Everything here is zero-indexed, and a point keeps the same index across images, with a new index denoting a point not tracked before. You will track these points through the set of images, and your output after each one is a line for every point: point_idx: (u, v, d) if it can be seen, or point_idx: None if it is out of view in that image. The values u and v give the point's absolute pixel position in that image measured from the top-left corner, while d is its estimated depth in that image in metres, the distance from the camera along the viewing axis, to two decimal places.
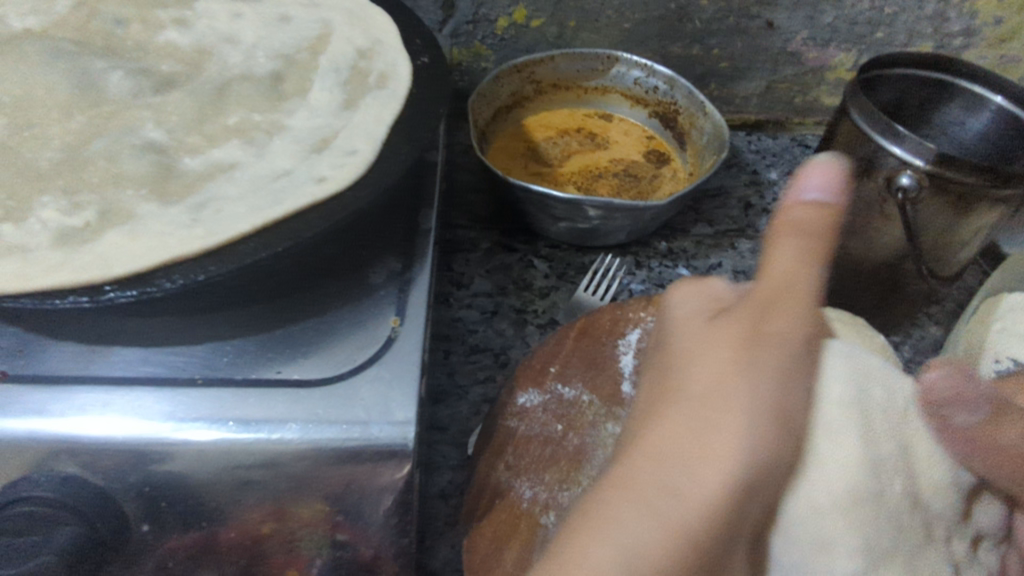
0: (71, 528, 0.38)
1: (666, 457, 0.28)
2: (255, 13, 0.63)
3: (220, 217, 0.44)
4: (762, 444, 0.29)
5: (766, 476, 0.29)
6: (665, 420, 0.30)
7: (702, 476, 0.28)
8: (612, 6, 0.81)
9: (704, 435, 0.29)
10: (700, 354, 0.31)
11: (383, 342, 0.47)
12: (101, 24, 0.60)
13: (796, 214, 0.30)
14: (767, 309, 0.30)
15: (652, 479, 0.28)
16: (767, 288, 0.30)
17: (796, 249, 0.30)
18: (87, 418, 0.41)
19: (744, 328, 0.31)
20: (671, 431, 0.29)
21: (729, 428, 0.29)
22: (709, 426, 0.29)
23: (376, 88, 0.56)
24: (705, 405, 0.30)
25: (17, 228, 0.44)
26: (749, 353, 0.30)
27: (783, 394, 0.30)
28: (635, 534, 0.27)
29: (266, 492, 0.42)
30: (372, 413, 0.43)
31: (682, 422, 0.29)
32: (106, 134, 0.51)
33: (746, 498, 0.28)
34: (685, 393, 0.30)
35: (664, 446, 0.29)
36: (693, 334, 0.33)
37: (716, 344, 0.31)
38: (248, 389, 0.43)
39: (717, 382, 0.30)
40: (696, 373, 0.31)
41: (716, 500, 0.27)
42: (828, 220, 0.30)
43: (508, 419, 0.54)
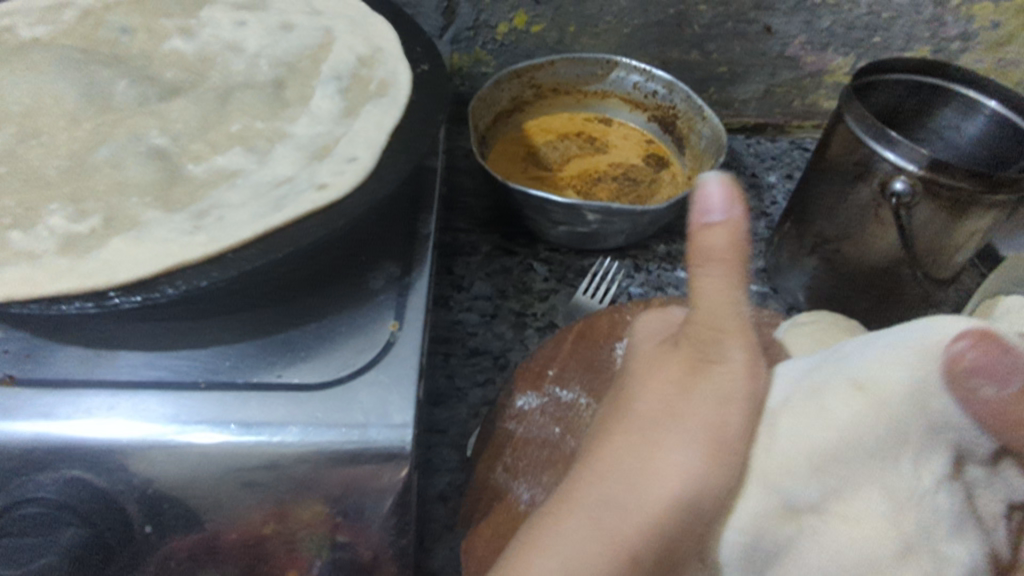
0: (76, 529, 0.39)
1: (611, 472, 0.34)
2: (259, 22, 0.65)
3: (224, 223, 0.45)
4: (706, 472, 0.33)
5: (704, 500, 0.33)
6: (612, 445, 0.35)
7: (646, 488, 0.32)
8: (611, 11, 0.82)
9: (647, 463, 0.33)
10: (653, 378, 0.36)
11: (384, 346, 0.47)
12: (107, 32, 0.62)
13: (706, 239, 0.31)
14: (709, 347, 0.34)
15: (591, 495, 0.33)
16: (703, 317, 0.34)
17: (721, 275, 0.32)
18: (92, 420, 0.42)
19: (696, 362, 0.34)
20: (617, 453, 0.34)
21: (668, 451, 0.33)
22: (650, 456, 0.33)
23: (377, 95, 0.56)
24: (654, 429, 0.34)
25: (24, 234, 0.45)
26: (693, 383, 0.34)
27: (724, 418, 0.34)
28: (573, 545, 0.32)
29: (267, 493, 0.42)
30: (371, 416, 0.43)
31: (625, 455, 0.34)
32: (112, 141, 0.52)
33: (690, 516, 0.33)
34: (634, 419, 0.35)
35: (607, 469, 0.34)
36: (642, 366, 0.37)
37: (659, 372, 0.35)
38: (250, 392, 0.44)
39: (668, 404, 0.34)
40: (642, 402, 0.35)
41: (650, 522, 0.31)
42: (733, 239, 0.31)
43: (507, 422, 0.55)
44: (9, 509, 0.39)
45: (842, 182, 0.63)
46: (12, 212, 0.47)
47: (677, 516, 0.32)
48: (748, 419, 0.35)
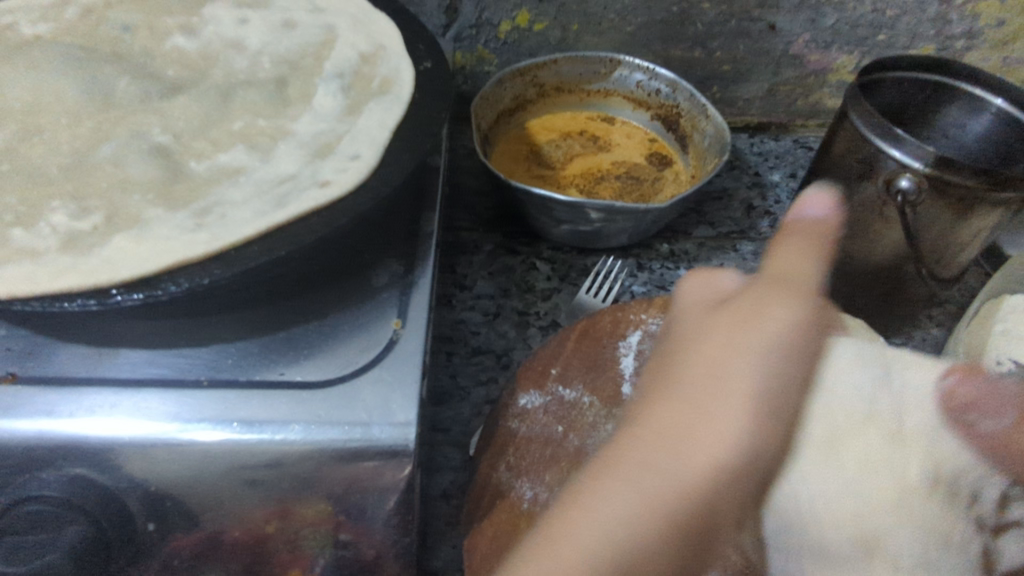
0: (78, 527, 0.38)
1: (656, 437, 0.28)
2: (262, 19, 0.64)
3: (226, 221, 0.45)
4: (762, 427, 0.28)
5: (764, 451, 0.28)
6: (656, 401, 0.29)
7: (692, 448, 0.27)
8: (615, 9, 0.82)
9: (689, 420, 0.28)
10: (695, 342, 0.31)
11: (386, 345, 0.47)
12: (109, 30, 0.61)
13: (796, 219, 0.32)
14: (754, 309, 0.30)
15: (634, 458, 0.27)
16: (772, 275, 0.31)
17: (795, 247, 0.31)
18: (94, 418, 0.41)
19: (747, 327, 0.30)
20: (662, 413, 0.28)
21: (719, 417, 0.28)
22: (698, 414, 0.28)
23: (380, 93, 0.56)
24: (703, 392, 0.29)
25: (26, 232, 0.44)
26: (745, 337, 0.30)
27: (782, 374, 0.29)
28: (614, 509, 0.26)
29: (270, 491, 0.42)
30: (374, 414, 0.43)
31: (669, 405, 0.29)
32: (114, 139, 0.52)
33: (743, 481, 0.27)
34: (676, 377, 0.30)
35: (653, 433, 0.28)
36: (690, 331, 0.32)
37: (711, 335, 0.31)
38: (252, 390, 0.44)
39: (715, 367, 0.29)
40: (690, 360, 0.30)
41: (703, 481, 0.27)
42: (825, 239, 0.32)
43: (510, 420, 0.55)
44: (9, 508, 0.39)
45: (847, 180, 0.62)
46: (14, 210, 0.46)
47: (725, 486, 0.27)
48: (808, 378, 0.30)
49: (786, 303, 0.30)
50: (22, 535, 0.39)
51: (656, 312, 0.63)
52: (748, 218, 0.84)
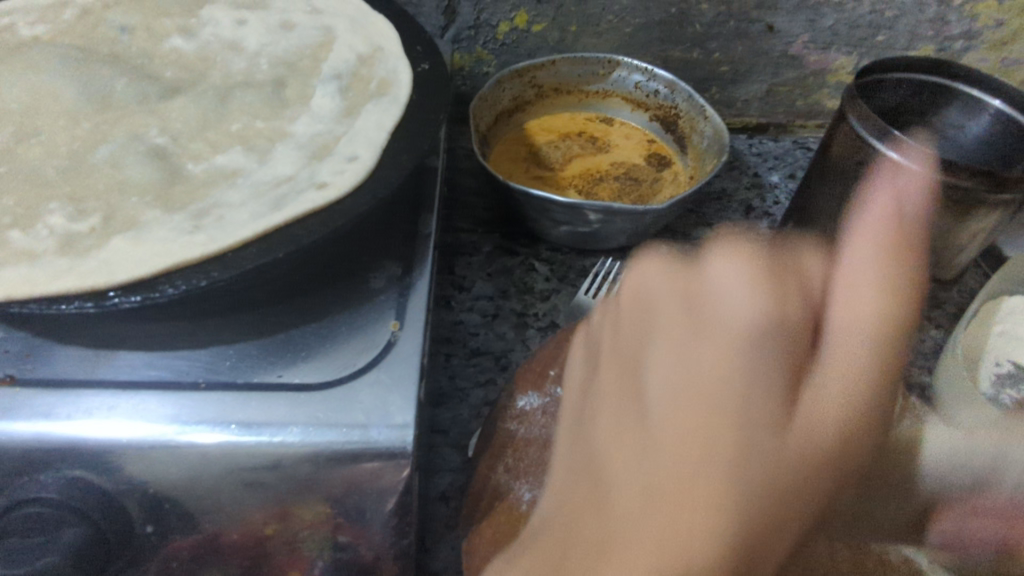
0: (76, 528, 0.39)
1: (606, 546, 0.25)
2: (260, 21, 0.64)
3: (224, 223, 0.44)
4: (737, 513, 0.23)
5: (741, 547, 0.23)
6: (613, 496, 0.26)
7: (629, 555, 0.24)
8: (613, 10, 0.82)
9: (635, 512, 0.25)
10: (651, 389, 0.28)
11: (384, 347, 0.47)
12: (106, 31, 0.61)
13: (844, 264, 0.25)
14: (684, 353, 0.28)
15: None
16: (732, 328, 0.27)
17: (763, 291, 0.27)
18: (92, 420, 0.41)
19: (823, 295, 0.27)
20: (619, 512, 0.26)
21: (687, 512, 0.24)
22: (650, 508, 0.25)
23: (378, 94, 0.56)
24: (670, 484, 0.25)
25: (24, 234, 0.44)
26: (717, 388, 0.26)
27: (761, 437, 0.24)
28: None
29: (269, 493, 0.42)
30: (372, 416, 0.43)
31: (617, 498, 0.26)
32: (111, 140, 0.52)
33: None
34: (623, 456, 0.27)
35: (607, 541, 0.25)
36: (650, 367, 0.29)
37: (663, 392, 0.27)
38: (250, 392, 0.44)
39: (680, 447, 0.25)
40: (650, 436, 0.26)
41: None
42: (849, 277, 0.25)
43: (508, 422, 0.55)
44: (9, 510, 0.39)
45: (845, 182, 0.62)
46: (12, 212, 0.45)
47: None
48: (814, 436, 0.24)
49: (749, 360, 0.26)
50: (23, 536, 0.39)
51: None
52: (748, 219, 0.84)
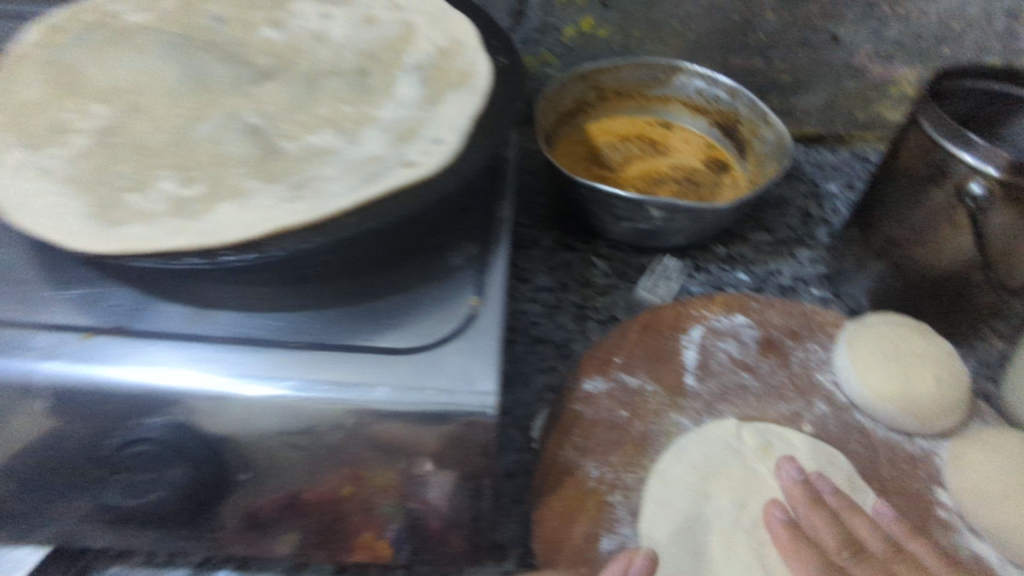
0: (182, 468, 0.43)
1: None
2: (344, 14, 0.67)
3: (322, 194, 0.47)
4: None
5: None
6: None
7: None
8: (678, 17, 0.84)
9: None
10: None
11: (465, 319, 0.48)
12: (202, 20, 0.64)
13: None
14: None
15: None
16: None
17: None
18: (195, 371, 0.44)
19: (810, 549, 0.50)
20: None
21: None
22: None
23: (459, 83, 0.58)
24: None
25: (140, 196, 0.46)
26: None
27: None
28: None
29: (354, 453, 0.44)
30: (456, 382, 0.44)
31: None
32: (208, 118, 0.54)
33: None
34: None
35: None
36: None
37: None
38: (340, 355, 0.45)
39: None
40: None
41: None
42: None
43: (575, 403, 0.56)
44: (122, 448, 0.43)
45: (915, 185, 0.63)
46: (127, 176, 0.48)
47: None
48: None
49: None
50: (133, 472, 0.44)
51: (716, 309, 0.64)
52: (805, 225, 0.85)
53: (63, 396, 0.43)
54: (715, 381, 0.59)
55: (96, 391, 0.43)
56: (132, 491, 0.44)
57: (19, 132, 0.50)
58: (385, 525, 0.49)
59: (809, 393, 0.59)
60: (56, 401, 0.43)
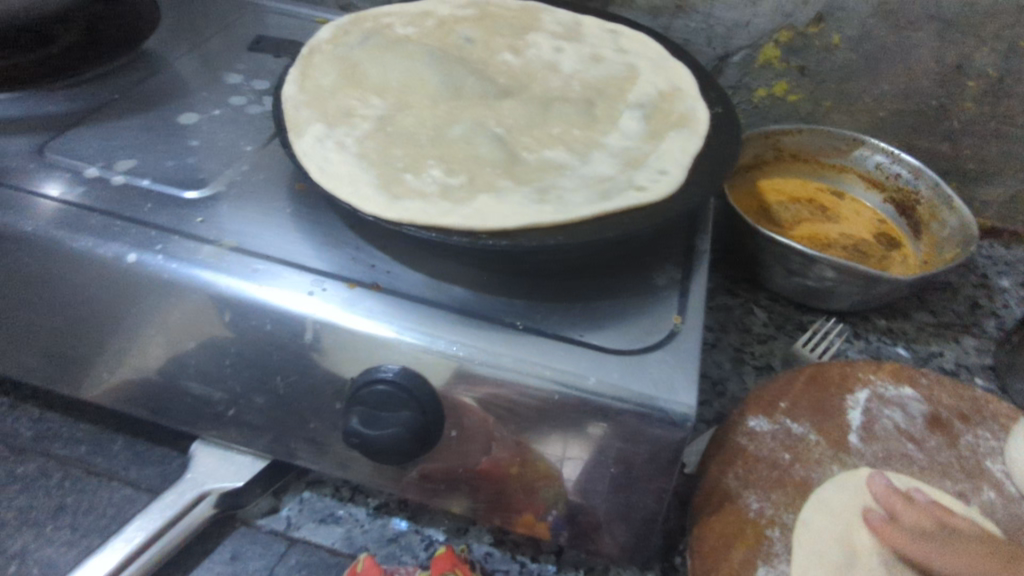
0: (411, 412, 0.48)
1: None
2: (574, 51, 0.75)
3: (564, 201, 0.54)
4: None
5: None
6: None
7: None
8: (873, 93, 0.86)
9: None
10: None
11: (668, 334, 0.53)
12: (456, 40, 0.74)
13: None
14: None
15: None
16: None
17: None
18: (438, 329, 0.51)
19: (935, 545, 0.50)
20: None
21: None
22: None
23: (679, 125, 0.64)
24: None
25: (415, 177, 0.55)
26: None
27: None
28: None
29: (552, 430, 0.50)
30: (660, 389, 0.48)
31: None
32: (463, 123, 0.63)
33: None
34: None
35: None
36: None
37: None
38: (559, 342, 0.51)
39: None
40: None
41: None
42: None
43: (739, 436, 0.59)
44: (369, 384, 0.49)
45: None
46: (402, 160, 0.57)
47: None
48: None
49: None
50: (375, 409, 0.49)
51: (885, 376, 0.65)
52: (973, 315, 0.83)
53: (324, 331, 0.51)
54: (880, 444, 0.60)
55: (352, 333, 0.51)
56: (363, 423, 0.49)
57: (320, 111, 0.62)
58: (550, 506, 0.54)
59: (977, 478, 0.59)
60: (318, 335, 0.51)
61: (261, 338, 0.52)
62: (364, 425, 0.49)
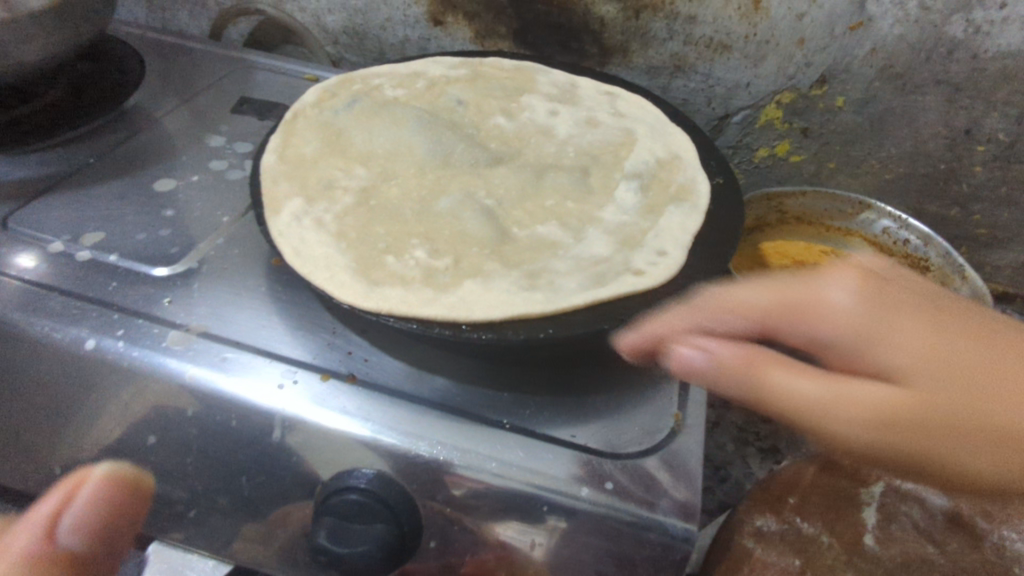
0: (384, 525, 0.45)
1: None
2: (570, 114, 0.72)
3: (556, 287, 0.50)
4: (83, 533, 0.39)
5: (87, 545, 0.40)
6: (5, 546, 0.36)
7: None
8: (879, 156, 0.84)
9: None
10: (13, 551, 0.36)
11: (668, 433, 0.49)
12: (447, 102, 0.72)
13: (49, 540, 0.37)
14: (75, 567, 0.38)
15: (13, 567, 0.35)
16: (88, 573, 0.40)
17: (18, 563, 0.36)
18: (417, 428, 0.47)
19: (915, 319, 0.41)
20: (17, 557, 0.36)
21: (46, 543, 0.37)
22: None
23: (679, 199, 0.61)
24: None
25: (397, 259, 0.53)
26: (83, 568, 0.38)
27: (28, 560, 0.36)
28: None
29: (542, 543, 0.46)
30: (659, 501, 0.44)
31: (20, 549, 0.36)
32: (451, 196, 0.59)
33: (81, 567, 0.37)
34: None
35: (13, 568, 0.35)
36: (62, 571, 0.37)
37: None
38: (549, 443, 0.47)
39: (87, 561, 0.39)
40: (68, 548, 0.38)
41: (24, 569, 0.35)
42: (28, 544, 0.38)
43: (746, 539, 0.55)
44: (340, 492, 0.45)
45: None
46: (385, 240, 0.55)
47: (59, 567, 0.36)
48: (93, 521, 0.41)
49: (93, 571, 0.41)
50: (346, 520, 0.45)
51: None
52: None
53: (292, 429, 0.47)
54: (899, 549, 0.55)
55: (323, 432, 0.46)
56: (334, 539, 0.44)
57: (300, 185, 0.60)
58: None
59: None
60: (287, 434, 0.47)
61: (225, 435, 0.48)
62: (335, 542, 0.44)
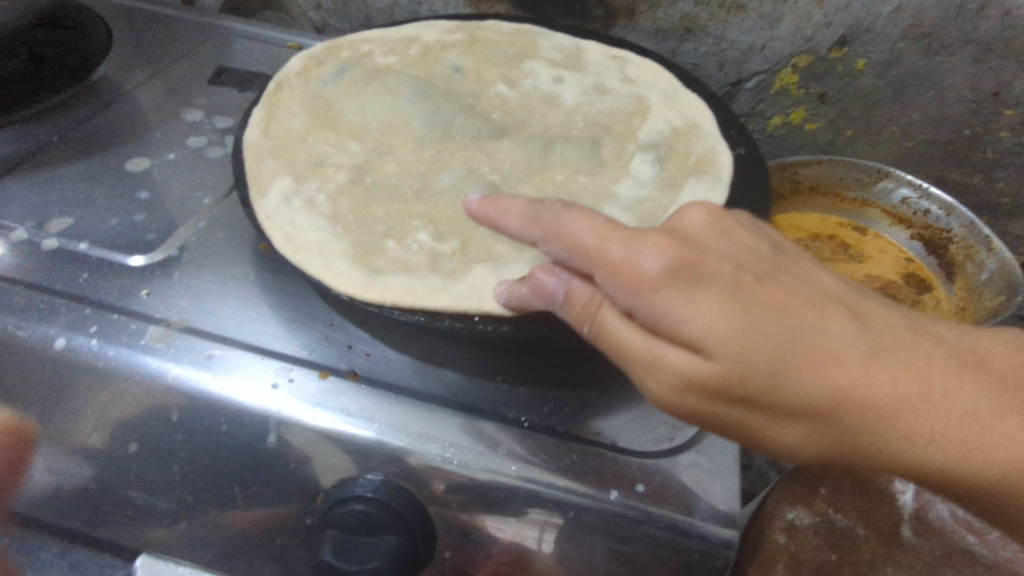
0: (396, 537, 0.41)
1: None
2: (577, 80, 0.67)
3: None
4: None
5: None
6: None
7: None
8: (899, 123, 0.79)
9: None
10: None
11: (699, 427, 0.45)
12: (444, 69, 0.67)
13: None
14: None
15: None
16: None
17: None
18: (427, 429, 0.43)
19: (725, 287, 0.34)
20: None
21: None
22: None
23: (700, 171, 0.56)
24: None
25: (398, 244, 0.48)
26: None
27: None
28: None
29: (567, 550, 0.42)
30: (695, 504, 0.40)
31: None
32: (454, 171, 0.55)
33: None
34: None
35: None
36: None
37: None
38: (572, 442, 0.44)
39: None
40: None
41: None
42: None
43: (776, 533, 0.51)
44: (345, 503, 0.42)
45: None
46: (384, 222, 0.50)
47: None
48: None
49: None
50: (352, 533, 0.42)
51: None
52: None
53: (289, 434, 0.43)
54: (937, 539, 0.52)
55: (324, 437, 0.42)
56: (337, 554, 0.41)
57: (287, 163, 0.54)
58: None
59: None
60: (283, 440, 0.43)
61: (216, 443, 0.44)
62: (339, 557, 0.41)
